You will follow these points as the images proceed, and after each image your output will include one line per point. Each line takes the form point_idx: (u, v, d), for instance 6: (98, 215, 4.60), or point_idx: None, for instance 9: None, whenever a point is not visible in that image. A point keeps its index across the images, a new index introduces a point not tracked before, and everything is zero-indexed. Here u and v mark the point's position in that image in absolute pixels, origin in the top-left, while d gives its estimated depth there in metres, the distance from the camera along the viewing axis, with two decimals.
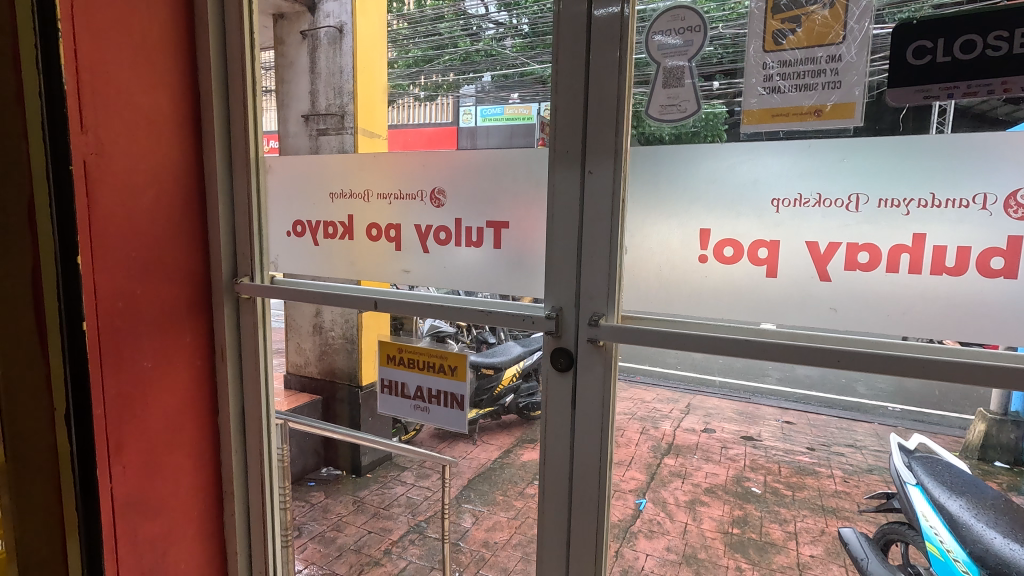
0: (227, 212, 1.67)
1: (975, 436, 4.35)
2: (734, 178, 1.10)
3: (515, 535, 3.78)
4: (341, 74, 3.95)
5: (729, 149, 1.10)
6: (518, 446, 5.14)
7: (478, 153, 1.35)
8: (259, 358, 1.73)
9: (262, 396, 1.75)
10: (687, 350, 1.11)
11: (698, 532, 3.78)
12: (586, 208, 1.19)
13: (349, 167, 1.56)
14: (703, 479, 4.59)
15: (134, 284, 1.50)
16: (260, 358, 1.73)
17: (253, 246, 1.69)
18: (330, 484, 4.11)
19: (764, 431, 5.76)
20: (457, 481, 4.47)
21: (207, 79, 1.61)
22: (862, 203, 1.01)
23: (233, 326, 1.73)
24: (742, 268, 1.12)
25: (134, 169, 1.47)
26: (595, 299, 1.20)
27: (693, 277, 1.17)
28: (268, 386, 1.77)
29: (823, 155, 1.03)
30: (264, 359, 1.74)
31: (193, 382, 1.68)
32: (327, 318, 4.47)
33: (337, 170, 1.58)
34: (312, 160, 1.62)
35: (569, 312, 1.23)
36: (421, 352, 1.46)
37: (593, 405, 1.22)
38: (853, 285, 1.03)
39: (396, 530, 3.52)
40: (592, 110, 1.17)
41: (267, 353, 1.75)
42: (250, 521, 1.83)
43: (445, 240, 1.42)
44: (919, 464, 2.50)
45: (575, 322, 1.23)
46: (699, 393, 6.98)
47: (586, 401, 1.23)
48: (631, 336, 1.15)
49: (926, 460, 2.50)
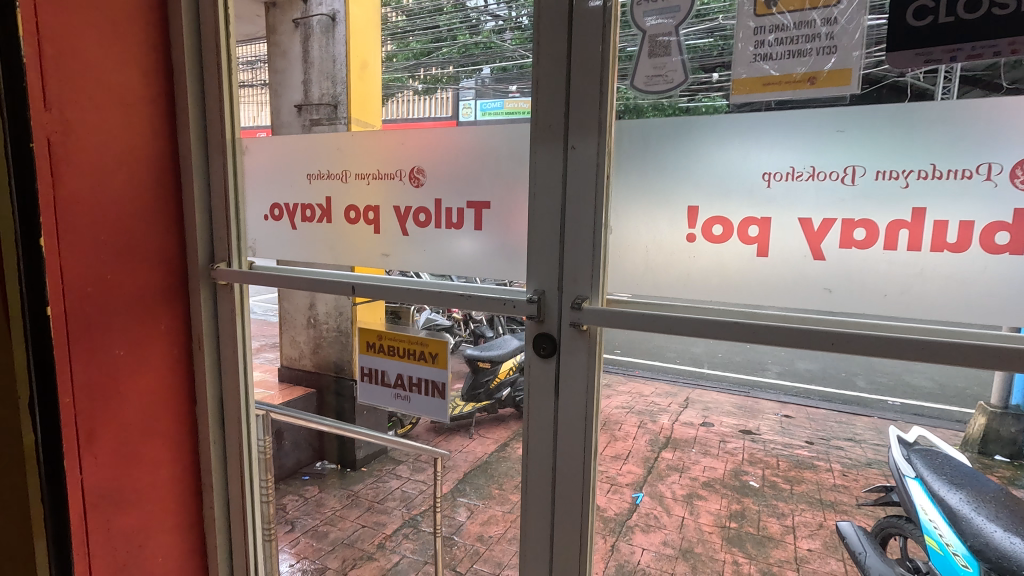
0: (203, 195, 1.62)
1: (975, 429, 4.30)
2: (723, 152, 1.04)
3: (510, 529, 3.74)
4: (334, 62, 3.81)
5: (719, 121, 1.04)
6: (515, 439, 5.09)
7: (458, 131, 1.30)
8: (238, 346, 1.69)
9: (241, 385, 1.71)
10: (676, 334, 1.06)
11: (695, 525, 3.74)
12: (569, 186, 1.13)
13: (326, 147, 1.50)
14: (701, 473, 4.55)
15: (106, 269, 1.44)
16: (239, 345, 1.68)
17: (230, 231, 1.63)
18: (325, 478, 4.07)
19: (762, 425, 5.72)
20: (452, 474, 4.43)
21: (181, 56, 1.55)
22: (859, 176, 0.95)
23: (211, 313, 1.67)
24: (732, 248, 1.06)
25: (104, 149, 1.41)
26: (579, 282, 1.14)
27: (681, 257, 1.11)
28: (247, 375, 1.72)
29: (818, 127, 0.97)
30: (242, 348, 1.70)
31: (169, 372, 1.63)
32: (321, 310, 4.41)
33: (315, 151, 1.52)
34: (289, 140, 1.56)
35: (552, 295, 1.17)
36: (401, 339, 1.41)
37: (577, 393, 1.17)
38: (849, 265, 0.98)
39: (390, 524, 3.48)
40: (576, 82, 1.12)
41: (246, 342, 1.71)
42: (230, 514, 1.78)
43: (425, 222, 1.37)
44: (918, 457, 2.45)
45: (558, 306, 1.17)
46: (698, 387, 6.94)
47: (569, 387, 1.17)
48: (616, 320, 1.09)
49: (925, 453, 2.46)
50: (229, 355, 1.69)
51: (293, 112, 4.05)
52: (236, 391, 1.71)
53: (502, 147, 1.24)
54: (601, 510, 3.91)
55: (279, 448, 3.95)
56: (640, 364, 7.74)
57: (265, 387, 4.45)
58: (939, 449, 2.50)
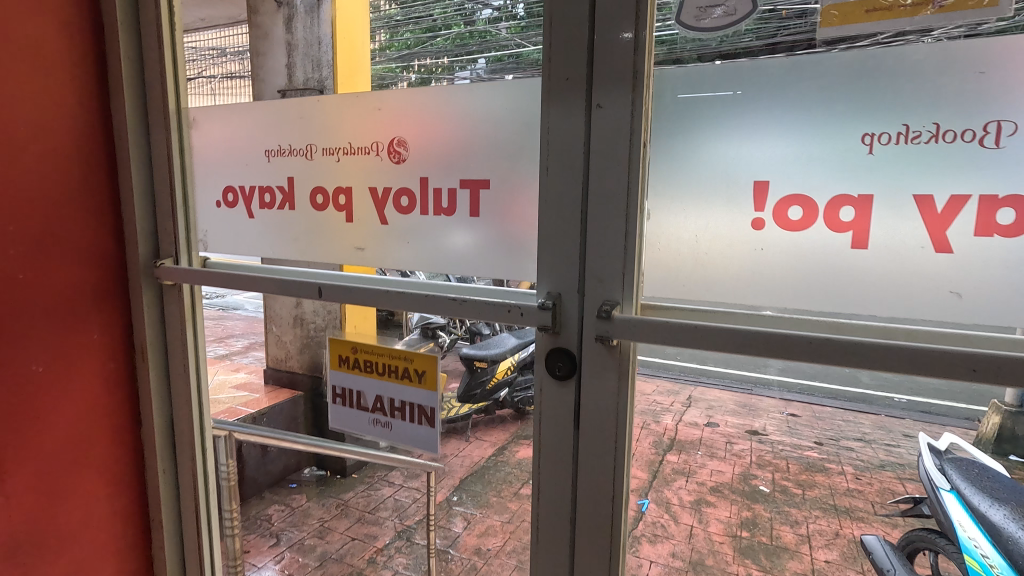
0: (144, 178, 1.34)
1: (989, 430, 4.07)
2: (811, 111, 0.79)
3: (509, 541, 3.47)
4: (320, 44, 3.46)
5: (799, 70, 0.80)
6: (514, 442, 4.81)
7: (449, 92, 1.03)
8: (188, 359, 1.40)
9: (194, 406, 1.43)
10: (747, 356, 0.80)
11: (705, 535, 3.50)
12: (591, 156, 0.86)
13: (288, 116, 1.22)
14: (708, 478, 4.29)
15: (15, 267, 1.18)
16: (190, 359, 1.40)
17: (177, 220, 1.35)
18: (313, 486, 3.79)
19: (769, 424, 5.47)
20: (448, 480, 4.15)
21: (112, 8, 1.27)
22: (1006, 135, 0.70)
23: (156, 320, 1.40)
24: (816, 236, 0.81)
25: (8, 119, 1.14)
26: (608, 283, 0.87)
27: (745, 249, 0.85)
28: (201, 394, 1.44)
29: (939, 72, 0.73)
30: (195, 361, 1.41)
31: (105, 391, 1.37)
32: (308, 309, 4.13)
33: (274, 121, 1.24)
34: (245, 109, 1.28)
35: (571, 300, 0.90)
36: (378, 353, 1.15)
37: (604, 422, 0.91)
38: (985, 259, 0.73)
39: (382, 538, 3.20)
40: (602, 17, 0.84)
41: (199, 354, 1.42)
42: (184, 553, 1.52)
43: (408, 208, 1.11)
44: (951, 466, 2.18)
45: (579, 313, 0.90)
46: (701, 385, 6.68)
47: (594, 416, 0.91)
48: (660, 335, 0.83)
49: (959, 461, 2.19)
50: (179, 370, 1.41)
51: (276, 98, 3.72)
52: (189, 413, 1.43)
53: (506, 111, 0.98)
54: None
55: (264, 455, 3.58)
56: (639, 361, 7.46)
57: (248, 390, 4.07)
58: (974, 456, 2.24)
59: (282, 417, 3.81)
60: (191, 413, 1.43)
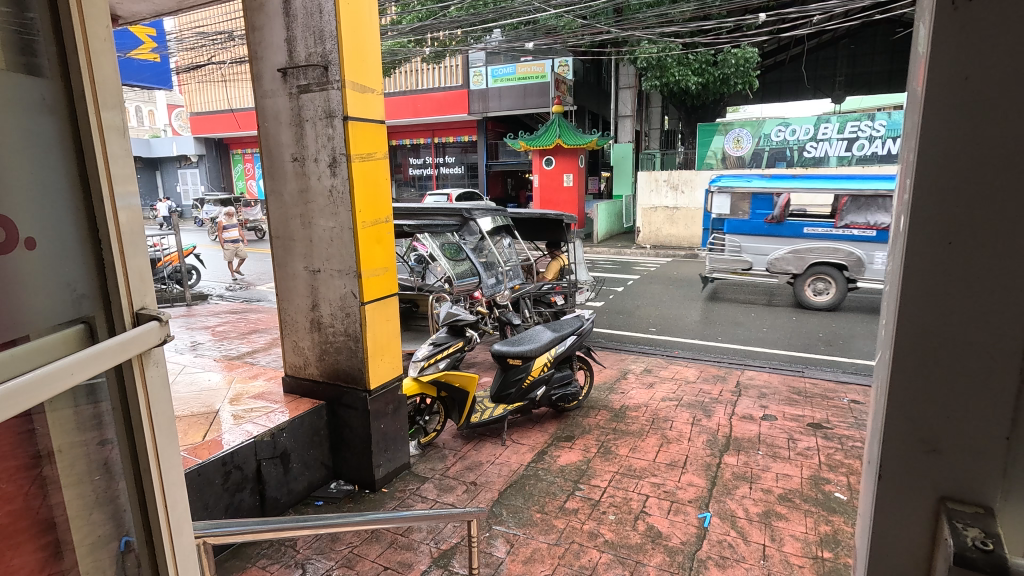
0: (74, 200, 0.88)
1: (525, 371, 4.15)
2: None
3: (559, 569, 2.70)
4: (321, 13, 2.93)
5: None
6: (555, 444, 4.04)
7: None
8: (141, 431, 0.96)
9: (149, 497, 0.98)
10: None
11: (781, 557, 2.76)
12: (994, 126, 0.54)
13: None
14: (775, 484, 3.43)
15: None
16: (143, 429, 0.96)
17: (116, 275, 0.91)
18: (341, 502, 3.28)
19: (833, 414, 4.44)
20: (486, 494, 3.40)
21: None
22: None
23: (116, 386, 0.93)
24: None
25: None
26: None
27: None
28: (163, 484, 0.99)
29: None
30: (152, 430, 0.97)
31: (22, 476, 0.89)
32: (326, 309, 3.31)
33: None
34: None
35: (946, 317, 0.59)
36: None
37: (961, 504, 0.61)
38: None
39: (417, 567, 2.70)
40: None
41: (158, 416, 0.98)
42: None
43: None
44: None
45: (956, 350, 0.59)
46: (745, 367, 5.62)
47: (952, 487, 0.61)
48: None
49: None
50: (128, 446, 0.96)
51: (276, 79, 3.18)
52: (146, 510, 0.99)
53: None
54: (661, 537, 2.93)
55: (286, 473, 3.14)
56: (679, 343, 6.49)
57: (265, 400, 3.44)
58: None
59: (304, 431, 3.24)
60: (150, 508, 0.98)
